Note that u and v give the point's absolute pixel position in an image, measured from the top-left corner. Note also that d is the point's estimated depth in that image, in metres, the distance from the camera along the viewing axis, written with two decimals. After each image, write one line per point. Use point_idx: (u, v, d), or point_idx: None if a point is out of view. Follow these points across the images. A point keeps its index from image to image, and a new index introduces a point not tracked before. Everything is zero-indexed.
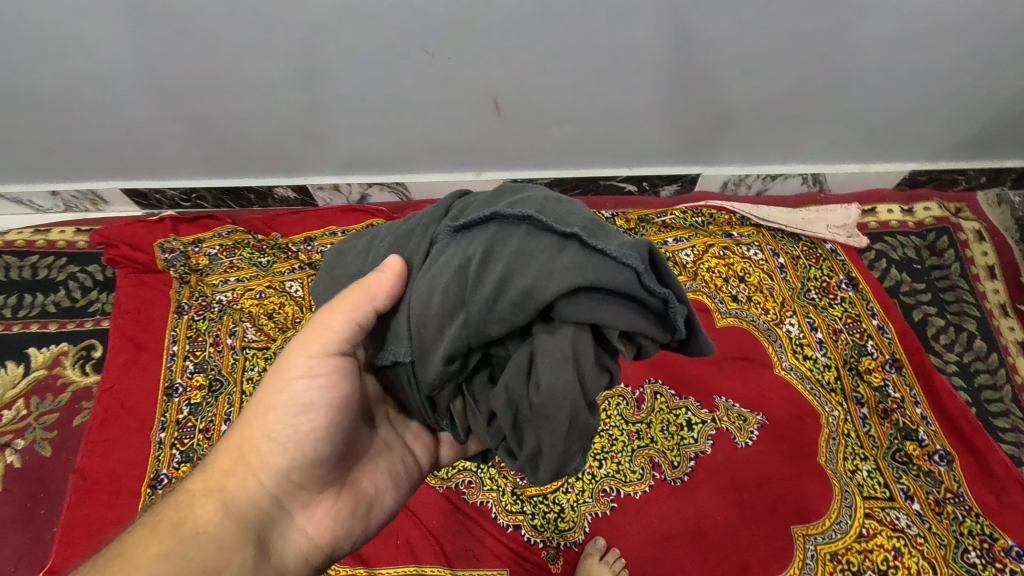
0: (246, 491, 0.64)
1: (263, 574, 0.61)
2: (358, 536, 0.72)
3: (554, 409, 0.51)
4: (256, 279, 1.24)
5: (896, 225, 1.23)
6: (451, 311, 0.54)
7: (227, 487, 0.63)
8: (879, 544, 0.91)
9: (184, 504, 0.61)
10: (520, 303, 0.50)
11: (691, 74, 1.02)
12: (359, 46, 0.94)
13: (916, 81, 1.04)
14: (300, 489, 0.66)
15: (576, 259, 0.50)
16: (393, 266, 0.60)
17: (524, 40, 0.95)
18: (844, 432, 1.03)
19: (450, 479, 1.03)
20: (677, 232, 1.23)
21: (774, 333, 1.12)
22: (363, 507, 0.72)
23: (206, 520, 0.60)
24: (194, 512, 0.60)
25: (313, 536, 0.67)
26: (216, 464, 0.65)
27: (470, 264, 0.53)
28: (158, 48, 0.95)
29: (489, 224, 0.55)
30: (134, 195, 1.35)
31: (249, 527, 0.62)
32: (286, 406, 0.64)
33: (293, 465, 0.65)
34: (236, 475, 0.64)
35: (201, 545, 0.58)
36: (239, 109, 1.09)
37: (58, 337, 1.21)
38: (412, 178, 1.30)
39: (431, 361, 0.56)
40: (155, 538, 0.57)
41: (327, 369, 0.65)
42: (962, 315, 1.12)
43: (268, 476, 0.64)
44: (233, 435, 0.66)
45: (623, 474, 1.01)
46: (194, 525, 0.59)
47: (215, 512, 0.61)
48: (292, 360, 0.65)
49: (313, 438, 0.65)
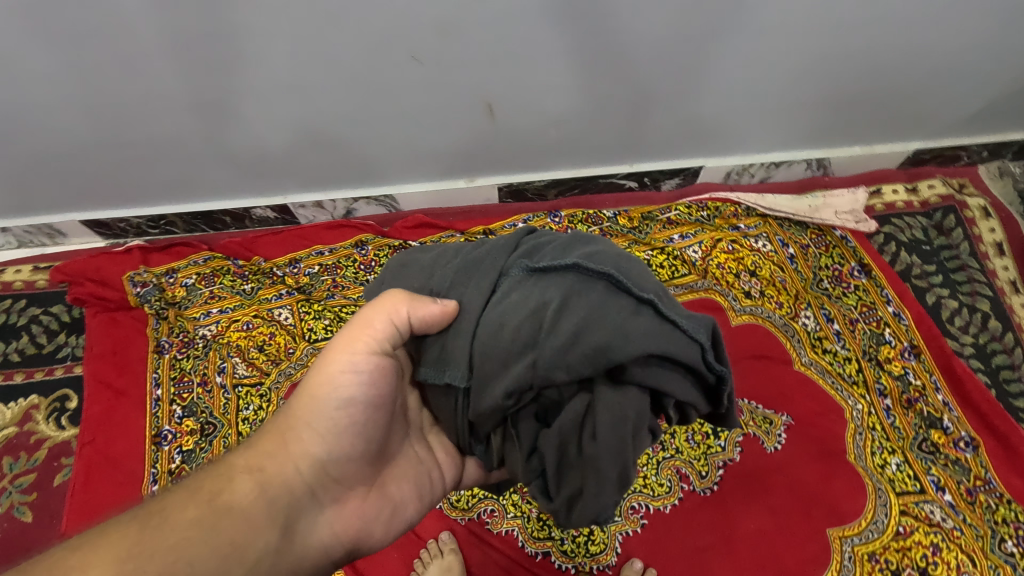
0: (283, 476, 0.59)
1: (285, 565, 0.56)
2: (380, 540, 0.66)
3: (609, 463, 0.52)
4: (241, 308, 1.15)
5: (901, 206, 1.22)
6: (520, 349, 0.53)
7: (267, 467, 0.59)
8: (918, 541, 0.89)
9: (223, 475, 0.57)
10: (594, 359, 0.50)
11: (695, 65, 0.97)
12: (340, 55, 0.86)
13: (922, 60, 1.01)
14: (334, 482, 0.62)
15: (652, 326, 0.51)
16: (446, 305, 0.58)
17: (520, 41, 0.88)
18: (869, 425, 1.01)
19: (472, 509, 0.99)
20: (683, 228, 1.20)
21: (790, 328, 1.10)
22: (388, 513, 0.67)
23: (244, 495, 0.56)
24: (231, 485, 0.56)
25: (339, 531, 0.62)
26: (260, 443, 0.61)
27: (547, 309, 0.53)
28: (115, 66, 0.86)
29: (569, 270, 0.55)
30: (95, 225, 1.25)
31: (282, 510, 0.58)
32: (328, 399, 0.61)
33: (332, 458, 0.61)
34: (276, 457, 0.60)
35: (234, 521, 0.53)
36: (208, 128, 1.00)
37: (27, 389, 1.12)
38: (402, 189, 1.23)
39: (490, 393, 0.53)
40: (193, 503, 0.53)
41: (370, 368, 0.61)
42: (975, 295, 1.11)
43: (305, 466, 0.60)
44: (277, 420, 0.63)
45: (650, 489, 0.97)
46: (231, 497, 0.55)
47: (253, 489, 0.57)
48: (336, 354, 0.62)
49: (352, 432, 0.62)
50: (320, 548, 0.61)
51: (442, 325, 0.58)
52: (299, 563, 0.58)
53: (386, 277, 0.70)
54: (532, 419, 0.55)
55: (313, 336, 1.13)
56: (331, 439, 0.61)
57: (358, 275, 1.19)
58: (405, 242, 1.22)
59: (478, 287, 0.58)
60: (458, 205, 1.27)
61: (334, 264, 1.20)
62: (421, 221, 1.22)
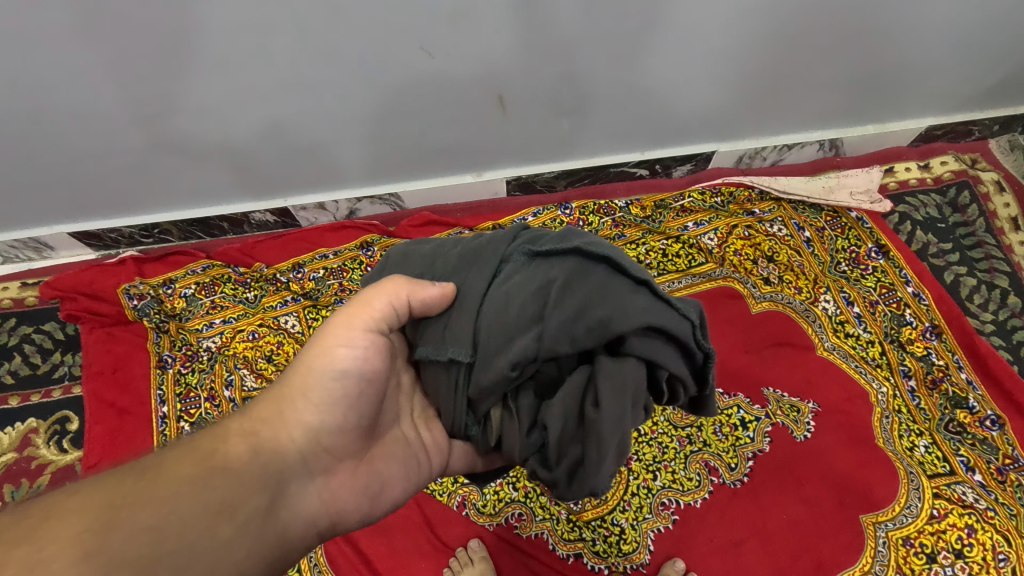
0: (277, 443, 0.55)
1: (270, 534, 0.50)
2: (365, 519, 0.61)
3: (608, 434, 0.48)
4: (245, 317, 1.11)
5: (915, 183, 1.22)
6: (523, 325, 0.51)
7: (261, 431, 0.54)
8: (952, 524, 0.87)
9: (217, 436, 0.52)
10: (595, 332, 0.49)
11: (713, 49, 0.93)
12: (343, 49, 0.82)
13: (942, 36, 0.99)
14: (324, 453, 0.57)
15: (651, 303, 0.50)
16: (446, 286, 0.56)
17: (531, 29, 0.84)
18: (895, 408, 1.00)
19: (499, 514, 0.97)
20: (697, 215, 1.19)
21: (812, 313, 1.09)
22: (374, 493, 0.61)
23: (235, 457, 0.51)
24: (225, 444, 0.51)
25: (325, 509, 0.57)
26: (254, 409, 0.56)
27: (549, 288, 0.51)
28: (105, 69, 0.81)
29: (570, 252, 0.53)
30: (84, 237, 1.20)
31: (270, 478, 0.52)
32: (323, 371, 0.56)
33: (325, 428, 0.56)
34: (271, 423, 0.55)
35: (226, 481, 0.48)
36: (203, 131, 0.95)
37: (25, 413, 1.07)
38: (407, 187, 1.20)
39: (493, 366, 0.51)
40: (187, 458, 0.48)
41: (368, 343, 0.57)
42: (993, 272, 1.11)
43: (299, 435, 0.56)
44: (272, 389, 0.58)
45: (679, 483, 0.96)
46: (223, 458, 0.50)
47: (245, 452, 0.52)
48: (332, 329, 0.57)
49: (348, 404, 0.57)
50: (305, 519, 0.55)
51: (442, 307, 0.57)
52: (285, 533, 0.52)
53: (387, 265, 0.66)
54: (532, 394, 0.54)
55: None
56: (326, 410, 0.56)
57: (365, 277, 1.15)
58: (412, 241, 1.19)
59: (480, 269, 0.56)
60: (464, 201, 1.25)
61: (340, 267, 1.17)
62: (428, 219, 1.20)
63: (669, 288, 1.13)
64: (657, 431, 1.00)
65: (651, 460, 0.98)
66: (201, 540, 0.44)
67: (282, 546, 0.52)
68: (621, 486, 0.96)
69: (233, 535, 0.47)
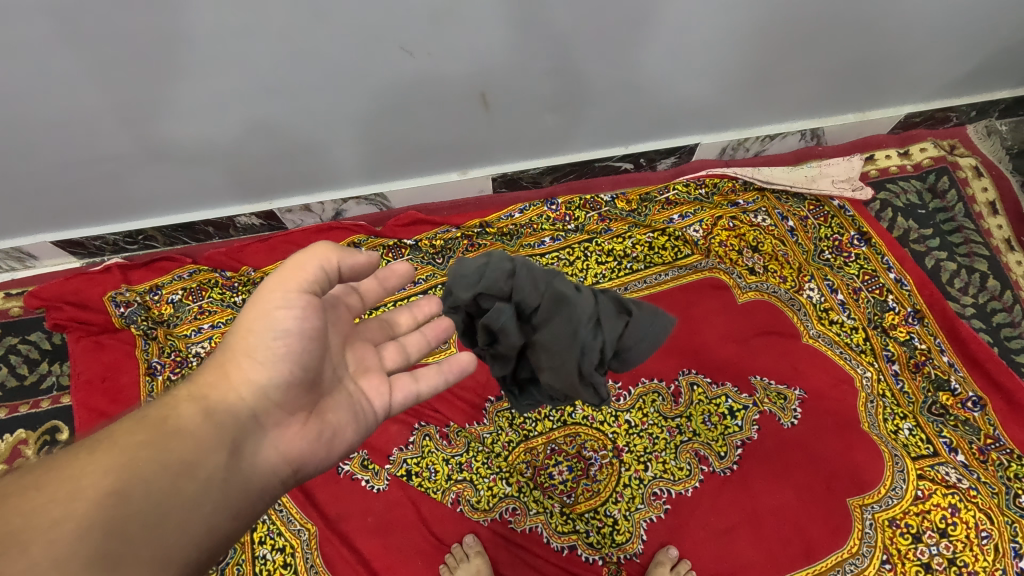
0: (227, 403, 0.55)
1: (232, 488, 0.53)
2: (323, 463, 0.63)
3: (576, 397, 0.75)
4: (234, 322, 1.11)
5: (896, 170, 1.24)
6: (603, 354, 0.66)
7: (210, 395, 0.55)
8: (936, 504, 0.90)
9: (167, 405, 0.54)
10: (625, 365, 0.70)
11: (693, 42, 0.94)
12: (323, 51, 0.82)
13: (919, 25, 1.00)
14: (275, 407, 0.58)
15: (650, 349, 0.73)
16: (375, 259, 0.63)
17: (512, 28, 0.84)
18: (880, 392, 1.02)
19: (493, 510, 0.97)
20: (682, 208, 1.20)
21: (796, 302, 1.10)
22: (330, 439, 0.62)
23: (186, 422, 0.53)
24: (175, 411, 0.53)
25: (283, 458, 0.59)
26: (201, 374, 0.57)
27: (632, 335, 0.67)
28: (83, 77, 0.80)
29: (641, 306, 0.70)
30: (68, 245, 1.20)
31: (226, 438, 0.54)
32: (263, 330, 0.55)
33: (271, 385, 0.56)
34: (218, 387, 0.56)
35: (177, 448, 0.50)
36: (184, 136, 0.94)
37: (14, 424, 1.06)
38: (392, 187, 1.20)
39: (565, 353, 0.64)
40: (136, 430, 0.51)
41: (307, 301, 0.56)
42: (972, 256, 1.12)
43: (247, 393, 0.56)
44: (217, 352, 0.58)
45: (670, 473, 0.97)
46: (174, 425, 0.52)
47: (196, 416, 0.54)
48: (268, 291, 0.56)
49: (293, 360, 0.57)
50: (266, 471, 0.57)
51: (368, 272, 0.62)
52: (248, 487, 0.55)
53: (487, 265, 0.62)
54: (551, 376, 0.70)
55: None
56: (270, 368, 0.56)
57: None
58: (400, 240, 1.19)
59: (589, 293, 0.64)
60: (451, 198, 1.26)
61: None
62: (415, 218, 1.19)
63: (656, 280, 1.14)
64: (647, 423, 1.01)
65: (642, 451, 0.99)
66: (168, 498, 0.47)
67: (250, 498, 0.56)
68: (613, 477, 0.98)
69: (199, 491, 0.50)
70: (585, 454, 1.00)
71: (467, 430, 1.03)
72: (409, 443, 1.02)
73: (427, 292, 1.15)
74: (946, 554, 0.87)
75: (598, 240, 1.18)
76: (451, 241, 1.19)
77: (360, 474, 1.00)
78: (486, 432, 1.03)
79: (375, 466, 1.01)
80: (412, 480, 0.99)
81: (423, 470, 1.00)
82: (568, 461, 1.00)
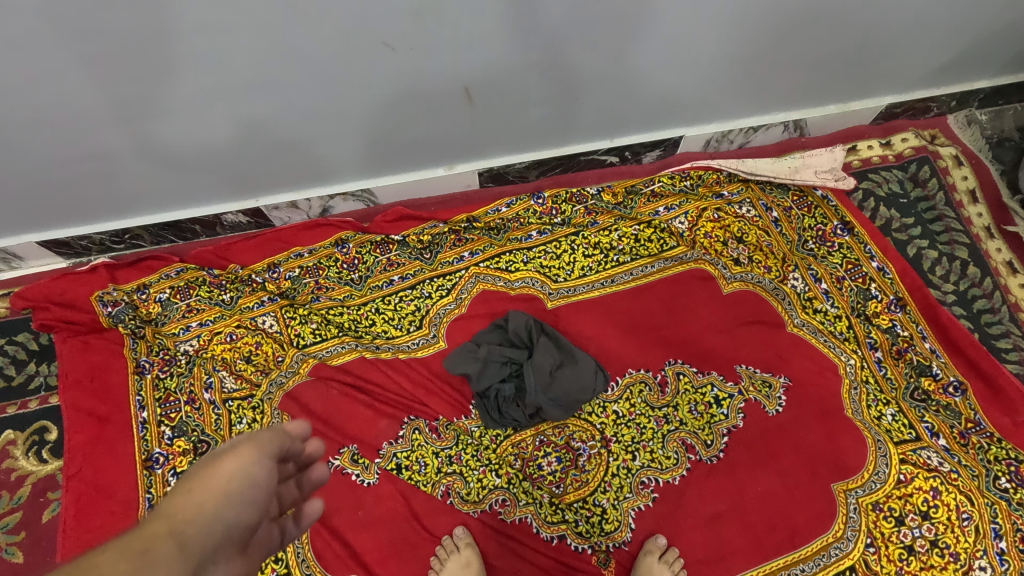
0: (200, 540, 0.50)
1: None
2: None
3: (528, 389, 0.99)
4: (222, 320, 1.11)
5: (878, 160, 1.26)
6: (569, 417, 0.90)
7: (184, 532, 0.50)
8: (918, 487, 0.91)
9: (139, 539, 0.47)
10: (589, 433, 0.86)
11: (675, 34, 0.94)
12: (306, 48, 0.82)
13: (899, 16, 1.00)
14: (224, 550, 0.53)
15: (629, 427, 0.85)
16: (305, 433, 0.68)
17: (494, 23, 0.84)
18: (863, 378, 1.03)
19: (484, 501, 0.98)
20: (668, 200, 1.21)
21: (781, 291, 1.12)
22: None
23: (165, 559, 0.46)
24: (154, 547, 0.47)
25: None
26: (164, 508, 0.51)
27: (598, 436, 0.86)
28: (62, 75, 0.79)
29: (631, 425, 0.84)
30: (54, 245, 1.19)
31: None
32: (236, 480, 0.55)
33: (233, 527, 0.53)
34: (191, 524, 0.50)
35: None
36: (169, 135, 0.95)
37: (1, 426, 1.06)
38: (379, 182, 1.21)
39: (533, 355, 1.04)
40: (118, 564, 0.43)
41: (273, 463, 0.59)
42: (954, 244, 1.14)
43: (216, 530, 0.52)
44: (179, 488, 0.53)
45: (658, 462, 0.99)
46: (156, 561, 0.46)
47: (170, 552, 0.47)
48: (243, 449, 0.58)
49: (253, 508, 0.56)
50: None
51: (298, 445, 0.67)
52: None
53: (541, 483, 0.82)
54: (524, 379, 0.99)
55: (302, 342, 1.11)
56: (238, 504, 0.54)
57: (342, 275, 1.16)
58: (388, 236, 1.18)
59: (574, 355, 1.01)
60: (438, 193, 1.28)
61: (315, 265, 1.17)
62: (403, 214, 1.19)
63: (642, 272, 1.16)
64: (635, 413, 1.03)
65: (630, 441, 1.01)
66: None
67: None
68: (602, 467, 0.99)
69: None
70: (573, 445, 1.01)
71: (456, 424, 1.04)
72: (399, 437, 1.03)
73: (415, 287, 1.16)
74: (928, 536, 0.88)
75: (585, 234, 1.19)
76: (438, 236, 1.19)
77: (350, 468, 1.01)
78: (474, 426, 1.04)
79: (365, 460, 1.02)
80: (403, 473, 1.00)
81: (413, 464, 1.01)
82: (557, 452, 1.01)
